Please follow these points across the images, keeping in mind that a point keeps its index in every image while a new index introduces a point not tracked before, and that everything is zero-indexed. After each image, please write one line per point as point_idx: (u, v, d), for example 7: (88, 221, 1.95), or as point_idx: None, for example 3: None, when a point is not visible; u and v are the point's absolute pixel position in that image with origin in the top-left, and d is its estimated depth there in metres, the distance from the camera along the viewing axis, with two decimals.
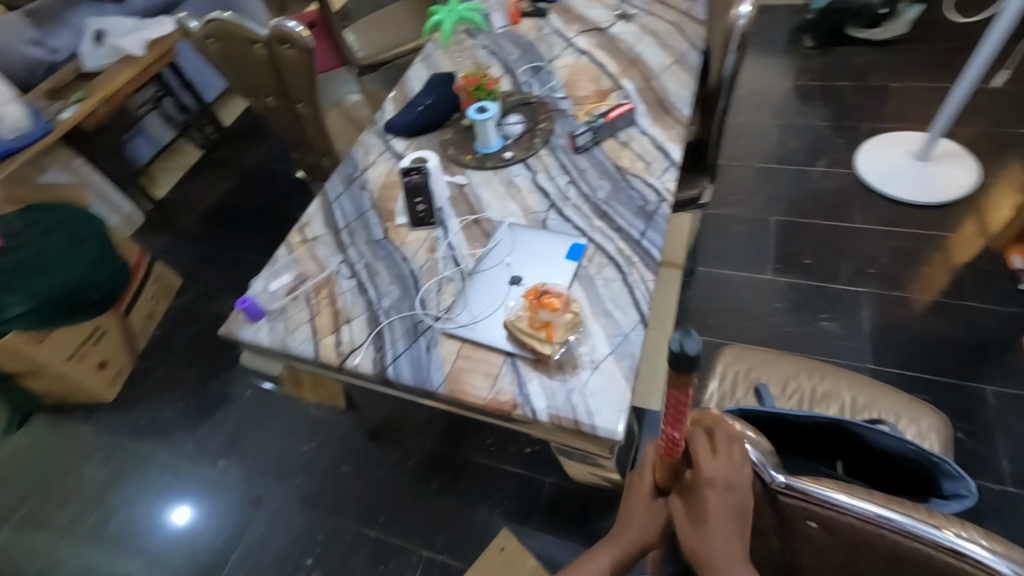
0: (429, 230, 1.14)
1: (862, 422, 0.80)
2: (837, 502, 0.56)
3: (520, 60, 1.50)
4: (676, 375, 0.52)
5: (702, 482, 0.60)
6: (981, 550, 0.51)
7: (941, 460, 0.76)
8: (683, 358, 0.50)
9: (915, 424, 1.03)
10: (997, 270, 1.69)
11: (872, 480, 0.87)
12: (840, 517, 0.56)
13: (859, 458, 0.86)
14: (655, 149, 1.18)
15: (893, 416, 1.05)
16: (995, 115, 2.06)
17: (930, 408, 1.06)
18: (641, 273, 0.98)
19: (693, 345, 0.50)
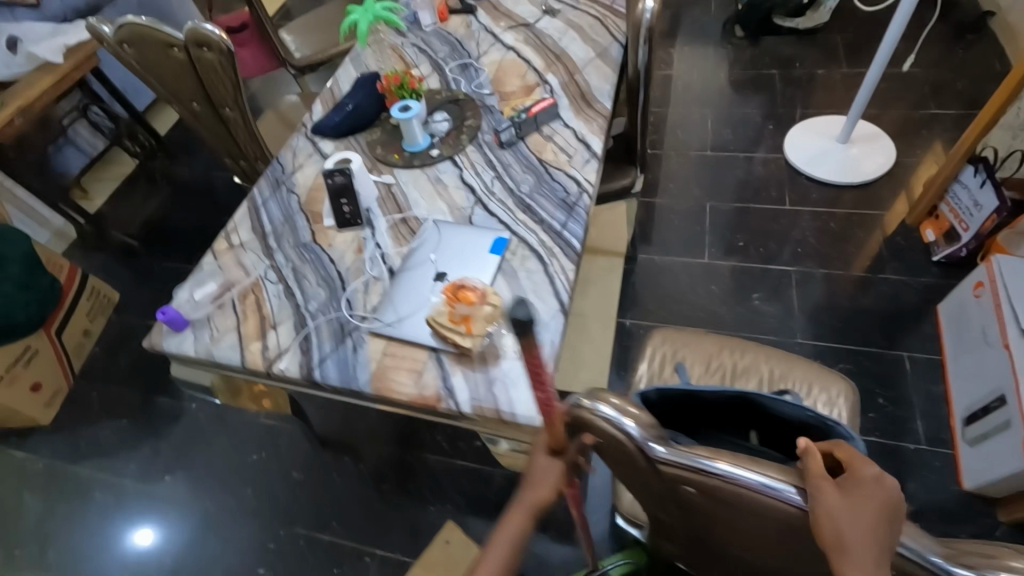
0: (357, 231, 1.15)
1: (765, 394, 0.87)
2: (713, 470, 0.55)
3: (448, 57, 1.51)
4: (521, 346, 0.49)
5: (858, 479, 0.50)
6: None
7: (836, 423, 0.83)
8: (514, 326, 0.48)
9: (826, 391, 1.10)
10: (911, 243, 1.79)
11: (781, 447, 0.94)
12: (714, 482, 0.55)
13: (766, 427, 0.93)
14: (577, 142, 1.21)
15: (807, 387, 1.11)
16: (908, 98, 2.18)
17: (841, 376, 1.12)
18: (562, 263, 1.02)
19: (526, 309, 0.48)
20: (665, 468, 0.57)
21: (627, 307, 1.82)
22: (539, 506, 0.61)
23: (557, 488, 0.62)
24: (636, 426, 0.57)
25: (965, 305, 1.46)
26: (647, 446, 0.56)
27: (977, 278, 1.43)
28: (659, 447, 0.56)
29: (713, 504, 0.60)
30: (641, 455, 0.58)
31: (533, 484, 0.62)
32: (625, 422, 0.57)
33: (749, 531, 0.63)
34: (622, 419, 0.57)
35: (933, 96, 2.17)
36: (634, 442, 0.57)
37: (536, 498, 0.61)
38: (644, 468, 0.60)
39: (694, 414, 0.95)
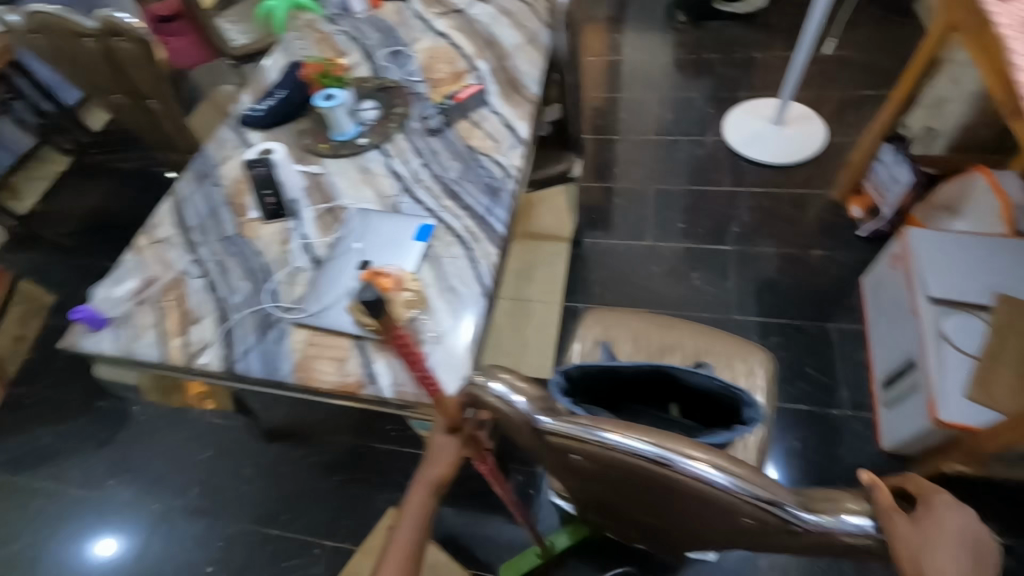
0: (283, 223, 1.13)
1: (678, 365, 0.90)
2: (600, 439, 0.55)
3: (379, 44, 1.49)
4: (381, 325, 0.57)
5: (934, 509, 0.52)
6: (710, 469, 0.52)
7: (741, 392, 0.88)
8: (364, 307, 0.56)
9: (745, 362, 1.16)
10: (840, 220, 1.88)
11: (698, 417, 0.98)
12: (600, 450, 0.56)
13: (682, 398, 0.96)
14: (504, 128, 1.22)
15: (730, 359, 1.17)
16: (840, 79, 2.26)
17: (759, 347, 1.19)
18: (485, 247, 1.03)
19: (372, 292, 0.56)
20: (553, 437, 0.58)
21: (573, 291, 1.86)
22: (439, 480, 0.68)
23: (454, 463, 0.70)
24: (523, 402, 0.59)
25: (883, 276, 1.54)
26: (533, 419, 0.59)
27: (892, 251, 1.50)
28: (545, 419, 0.58)
29: (600, 469, 0.61)
30: (529, 426, 0.60)
31: (432, 461, 0.69)
32: (513, 399, 0.60)
33: (640, 497, 0.65)
34: (511, 395, 0.60)
35: (864, 77, 2.25)
36: (521, 416, 0.59)
37: (435, 474, 0.68)
38: (537, 439, 0.62)
39: (614, 390, 0.98)
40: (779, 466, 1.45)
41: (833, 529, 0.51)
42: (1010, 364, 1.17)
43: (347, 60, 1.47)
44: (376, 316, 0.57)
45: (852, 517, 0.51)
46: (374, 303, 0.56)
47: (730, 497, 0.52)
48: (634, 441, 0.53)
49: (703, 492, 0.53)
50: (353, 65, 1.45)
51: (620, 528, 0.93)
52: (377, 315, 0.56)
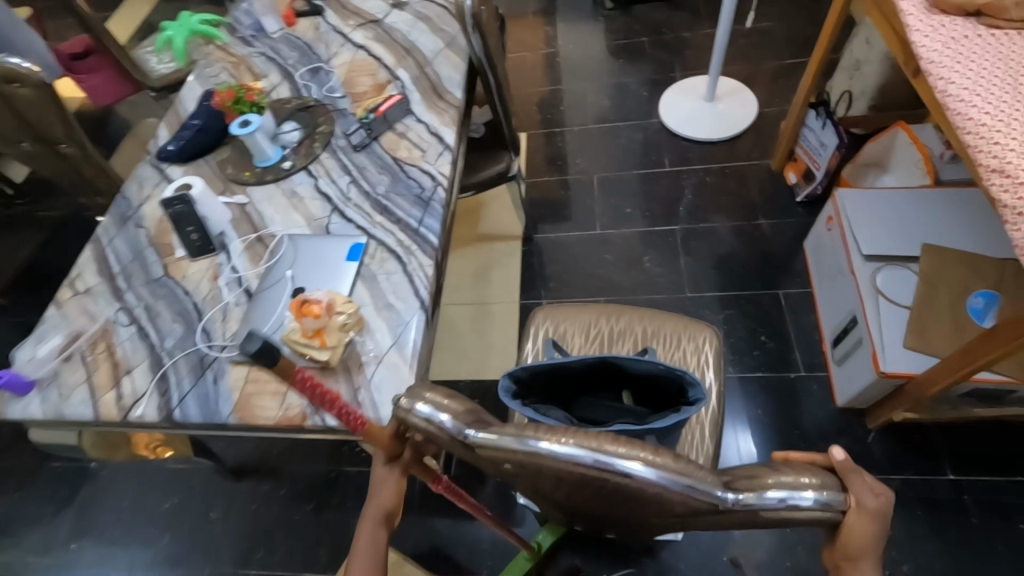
0: (212, 257, 1.10)
1: (620, 354, 0.91)
2: (536, 450, 0.55)
3: (298, 63, 1.46)
4: (276, 371, 0.59)
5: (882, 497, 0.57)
6: (641, 465, 0.53)
7: (683, 373, 0.89)
8: (249, 357, 0.58)
9: (694, 340, 1.20)
10: (778, 188, 1.93)
11: (649, 401, 1.00)
12: (532, 458, 0.56)
13: (630, 383, 0.99)
14: (430, 136, 1.20)
15: (679, 337, 1.21)
16: (765, 50, 2.31)
17: (705, 324, 1.22)
18: (420, 259, 1.02)
19: (256, 342, 0.58)
20: (484, 450, 0.59)
21: (530, 288, 1.86)
22: (388, 511, 0.66)
23: (399, 489, 0.68)
24: (449, 419, 0.60)
25: (821, 239, 1.58)
26: (462, 434, 0.59)
27: (827, 213, 1.53)
28: (473, 432, 0.59)
29: (536, 474, 0.61)
30: (459, 442, 0.61)
31: (378, 494, 0.68)
32: (442, 417, 0.61)
33: (583, 497, 0.65)
34: (437, 414, 0.61)
35: (787, 46, 2.31)
36: (449, 433, 0.60)
37: (383, 506, 0.67)
38: (472, 453, 0.62)
39: (563, 383, 0.99)
40: (744, 435, 1.48)
41: (757, 506, 0.52)
42: (940, 310, 1.22)
43: (266, 82, 1.43)
44: (268, 362, 0.58)
45: (773, 493, 0.53)
46: (261, 352, 0.57)
47: (659, 489, 0.53)
48: (563, 448, 0.54)
49: (634, 487, 0.54)
50: (272, 86, 1.41)
51: (586, 523, 0.93)
52: (266, 360, 0.58)
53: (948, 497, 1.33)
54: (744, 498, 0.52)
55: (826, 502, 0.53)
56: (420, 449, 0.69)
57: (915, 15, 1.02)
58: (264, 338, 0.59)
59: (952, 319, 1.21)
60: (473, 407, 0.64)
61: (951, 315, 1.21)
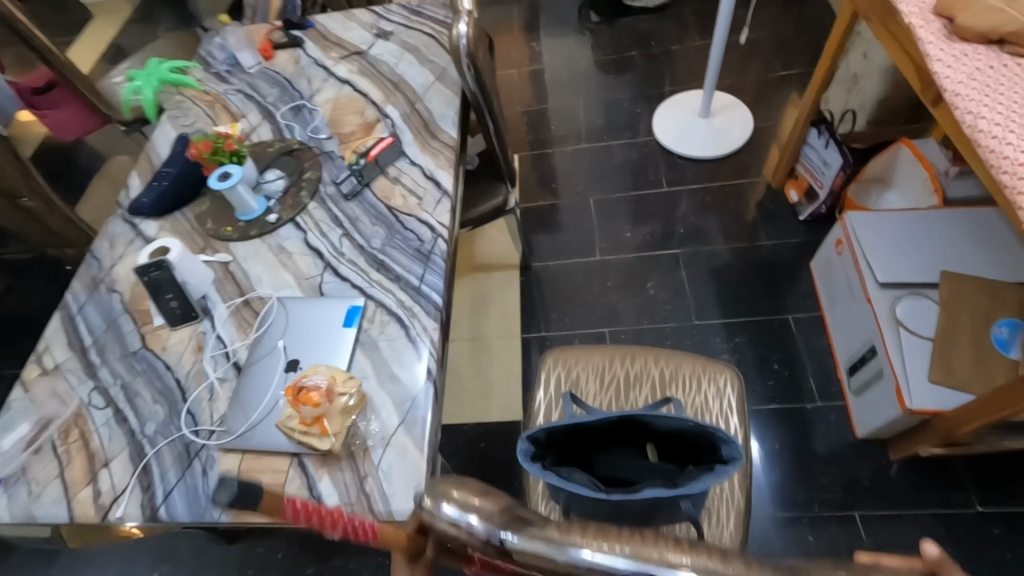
0: (195, 325, 1.01)
1: (644, 412, 0.85)
2: (577, 558, 0.53)
3: (279, 100, 1.37)
4: (264, 506, 0.58)
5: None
6: None
7: (715, 429, 0.82)
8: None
9: (715, 383, 1.15)
10: (779, 206, 1.88)
11: (676, 455, 0.94)
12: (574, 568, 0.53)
13: (655, 438, 0.93)
14: (426, 181, 1.12)
15: (699, 380, 1.15)
16: (758, 62, 2.27)
17: (724, 363, 1.17)
18: (424, 322, 0.94)
19: (227, 492, 0.57)
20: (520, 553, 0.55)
21: (529, 321, 1.78)
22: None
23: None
24: (478, 521, 0.55)
25: (830, 261, 1.54)
26: (495, 536, 0.55)
27: (836, 236, 1.49)
28: (509, 535, 0.55)
29: None
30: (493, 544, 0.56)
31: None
32: (469, 519, 0.56)
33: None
34: (465, 516, 0.56)
35: (780, 56, 2.27)
36: (479, 536, 0.56)
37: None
38: (503, 554, 0.57)
39: (582, 440, 0.94)
40: (761, 473, 1.42)
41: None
42: (964, 341, 1.17)
43: (245, 123, 1.34)
44: (248, 504, 0.57)
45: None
46: None
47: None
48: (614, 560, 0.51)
49: None
50: (252, 128, 1.32)
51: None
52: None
53: (977, 529, 1.29)
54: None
55: None
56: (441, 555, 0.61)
57: (935, 43, 0.98)
58: (238, 481, 0.56)
59: (975, 350, 1.17)
60: (507, 504, 0.59)
61: (977, 347, 1.17)
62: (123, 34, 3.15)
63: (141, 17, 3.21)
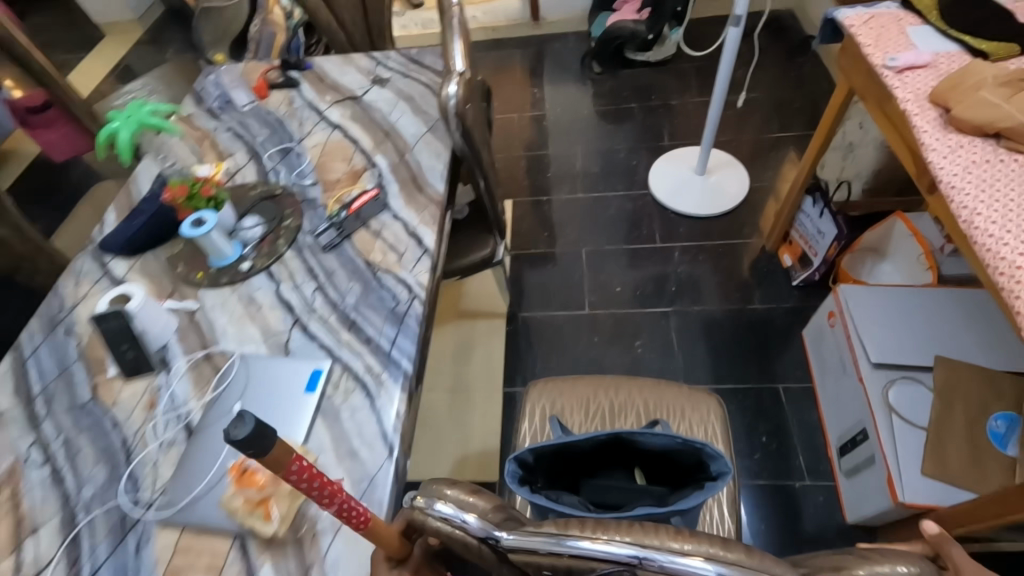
0: (151, 378, 0.95)
1: (632, 430, 0.80)
2: (576, 548, 0.54)
3: (268, 141, 1.35)
4: (271, 461, 0.48)
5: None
6: (700, 562, 0.52)
7: (703, 445, 0.77)
8: (238, 448, 0.45)
9: (697, 410, 1.16)
10: (773, 269, 1.85)
11: (666, 475, 0.89)
12: (575, 558, 0.55)
13: (644, 459, 0.88)
14: (407, 237, 1.09)
15: (685, 413, 1.16)
16: (755, 122, 2.28)
17: (709, 394, 1.19)
18: (390, 392, 0.89)
19: (247, 427, 0.45)
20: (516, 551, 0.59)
21: (513, 374, 1.73)
22: None
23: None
24: (474, 519, 0.61)
25: (822, 332, 1.50)
26: (491, 535, 0.60)
27: (828, 308, 1.46)
28: (503, 534, 0.59)
29: None
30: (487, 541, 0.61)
31: None
32: (465, 517, 0.62)
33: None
34: (461, 514, 0.62)
35: (778, 118, 2.28)
36: (471, 532, 0.61)
37: None
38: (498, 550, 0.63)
39: (574, 459, 0.87)
40: None
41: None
42: (959, 431, 1.13)
43: (230, 162, 1.31)
44: (261, 453, 0.46)
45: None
46: (258, 441, 0.46)
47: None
48: (617, 548, 0.53)
49: None
50: (237, 168, 1.30)
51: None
52: (255, 454, 0.46)
53: None
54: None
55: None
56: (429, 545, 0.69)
57: (930, 132, 0.96)
58: (259, 422, 0.46)
59: (971, 442, 1.12)
60: (500, 503, 0.66)
61: (972, 440, 1.12)
62: (131, 55, 3.18)
63: (151, 38, 3.25)
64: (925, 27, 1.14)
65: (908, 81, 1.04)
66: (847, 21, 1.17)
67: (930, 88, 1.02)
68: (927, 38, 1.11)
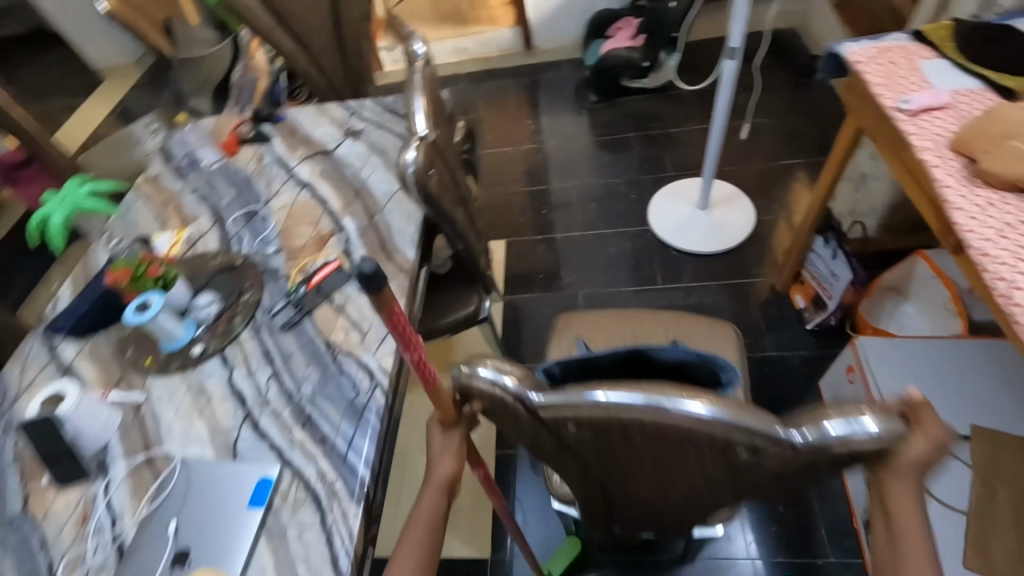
0: (85, 486, 0.86)
1: (653, 346, 0.73)
2: (591, 403, 0.57)
3: (233, 204, 1.27)
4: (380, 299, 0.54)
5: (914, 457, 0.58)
6: (701, 408, 0.55)
7: (717, 360, 0.73)
8: (364, 281, 0.53)
9: (716, 335, 1.22)
10: (784, 311, 1.72)
11: None
12: (592, 415, 0.58)
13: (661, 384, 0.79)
14: (372, 313, 0.99)
15: (706, 337, 1.22)
16: (760, 151, 2.16)
17: (726, 323, 1.25)
18: (344, 506, 0.78)
19: (372, 266, 0.53)
20: (548, 413, 0.60)
21: None
22: (449, 480, 0.71)
23: (458, 459, 0.71)
24: (512, 381, 0.60)
25: (841, 388, 1.36)
26: (524, 395, 0.60)
27: (846, 361, 1.32)
28: (537, 395, 0.60)
29: (604, 433, 0.62)
30: (524, 405, 0.61)
31: (440, 458, 0.71)
32: (505, 381, 0.61)
33: (629, 451, 0.65)
34: (501, 377, 0.61)
35: (784, 146, 2.16)
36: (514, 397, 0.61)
37: (441, 474, 0.71)
38: (532, 415, 0.63)
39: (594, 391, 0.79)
40: None
41: (821, 443, 0.54)
42: (1005, 522, 1.01)
43: (192, 228, 1.24)
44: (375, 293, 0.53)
45: (827, 423, 0.54)
46: (371, 278, 0.52)
47: (713, 427, 0.56)
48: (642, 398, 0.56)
49: (692, 429, 0.56)
50: (199, 235, 1.22)
51: (647, 491, 0.77)
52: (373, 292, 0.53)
53: None
54: (807, 434, 0.54)
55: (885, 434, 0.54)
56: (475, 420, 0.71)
57: (954, 187, 0.86)
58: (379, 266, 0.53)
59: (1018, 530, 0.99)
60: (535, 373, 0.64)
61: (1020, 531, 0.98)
62: (129, 97, 3.17)
63: (149, 80, 3.24)
64: (941, 61, 1.02)
65: (924, 127, 0.93)
66: (853, 57, 1.06)
67: (950, 135, 0.91)
68: (944, 74, 1.00)
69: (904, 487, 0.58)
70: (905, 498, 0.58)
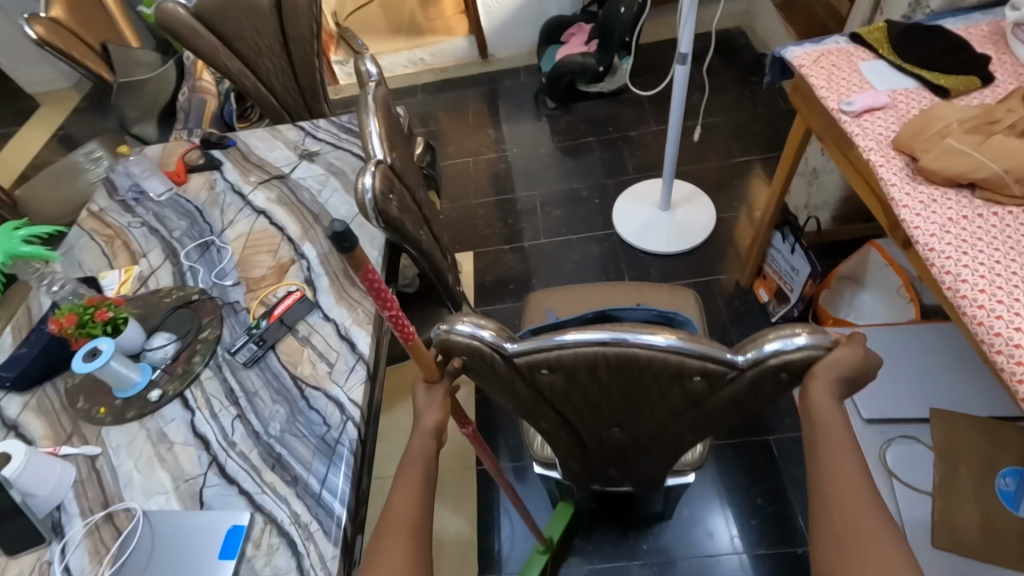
0: (40, 551, 0.81)
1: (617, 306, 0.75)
2: (562, 342, 0.62)
3: (186, 236, 1.22)
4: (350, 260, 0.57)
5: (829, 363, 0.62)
6: (661, 339, 0.61)
7: (676, 313, 0.76)
8: (337, 240, 0.53)
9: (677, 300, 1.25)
10: (750, 306, 1.76)
11: None
12: (563, 353, 0.63)
13: None
14: (339, 342, 0.97)
15: (672, 309, 1.24)
16: (716, 149, 2.22)
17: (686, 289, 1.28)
18: (320, 548, 0.76)
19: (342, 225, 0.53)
20: (523, 359, 0.64)
21: None
22: (438, 426, 0.70)
23: (443, 410, 0.70)
24: (489, 334, 0.64)
25: None
26: (501, 346, 0.64)
27: None
28: (513, 344, 0.64)
29: (577, 373, 0.66)
30: (500, 356, 0.65)
31: (427, 411, 0.70)
32: (483, 334, 0.64)
33: (601, 392, 0.69)
34: (479, 330, 0.64)
35: (739, 143, 2.22)
36: (492, 348, 0.64)
37: (432, 421, 0.70)
38: (509, 364, 0.66)
39: None
40: None
41: (759, 359, 0.61)
42: (968, 495, 1.03)
43: (143, 264, 1.18)
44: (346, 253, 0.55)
45: (769, 345, 0.60)
46: (341, 236, 0.53)
47: (673, 355, 0.61)
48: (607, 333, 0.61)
49: (655, 359, 0.62)
50: (150, 271, 1.17)
51: (624, 438, 0.81)
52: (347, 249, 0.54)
53: None
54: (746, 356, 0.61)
55: (817, 343, 0.60)
56: (458, 377, 0.73)
57: (898, 185, 0.89)
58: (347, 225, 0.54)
59: (982, 506, 1.02)
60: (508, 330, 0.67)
61: (983, 506, 1.01)
62: (69, 123, 3.02)
63: (90, 104, 3.09)
64: (878, 61, 1.07)
65: (868, 127, 0.97)
66: (797, 61, 1.09)
67: (892, 134, 0.95)
68: (882, 75, 1.04)
69: (822, 391, 0.61)
70: (827, 402, 0.61)
